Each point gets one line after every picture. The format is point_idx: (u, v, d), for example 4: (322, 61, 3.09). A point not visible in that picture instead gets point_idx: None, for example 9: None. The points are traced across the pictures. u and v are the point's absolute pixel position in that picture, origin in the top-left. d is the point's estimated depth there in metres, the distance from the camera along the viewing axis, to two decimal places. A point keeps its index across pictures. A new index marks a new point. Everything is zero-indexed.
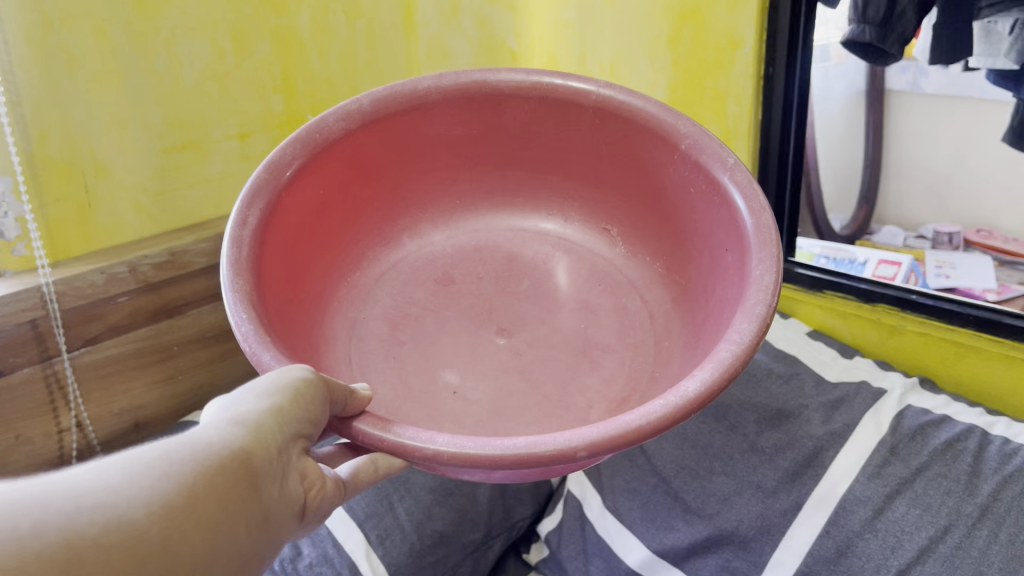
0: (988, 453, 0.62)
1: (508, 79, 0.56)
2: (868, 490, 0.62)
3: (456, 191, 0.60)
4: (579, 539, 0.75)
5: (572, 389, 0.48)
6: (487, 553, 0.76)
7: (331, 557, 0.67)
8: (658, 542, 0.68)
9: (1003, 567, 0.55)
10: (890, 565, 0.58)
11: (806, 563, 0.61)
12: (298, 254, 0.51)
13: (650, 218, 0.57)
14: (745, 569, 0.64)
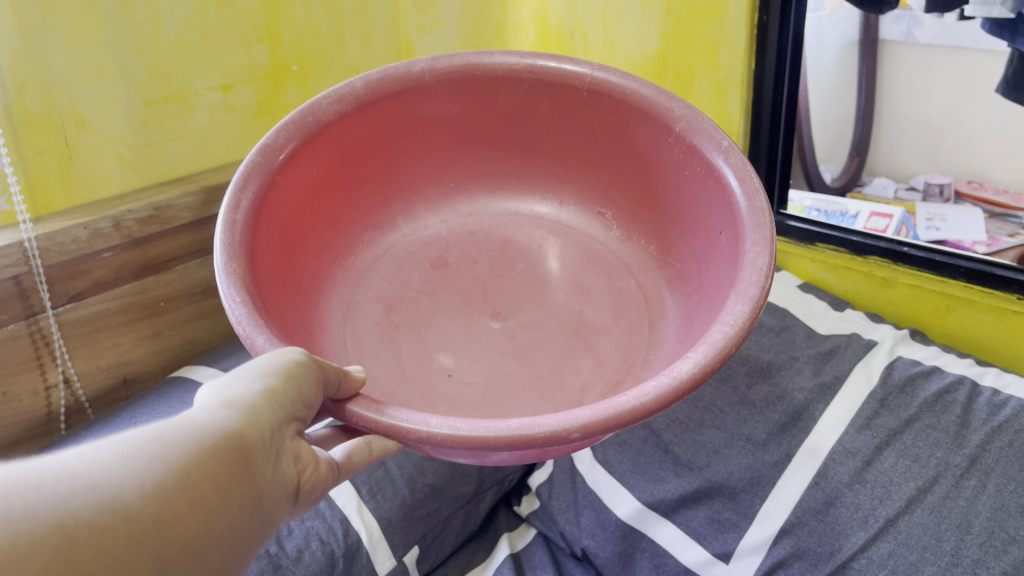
0: (978, 404, 0.65)
1: (501, 62, 0.57)
2: (858, 442, 0.64)
3: (451, 174, 0.60)
4: (569, 492, 0.77)
5: (567, 371, 0.48)
6: (478, 506, 0.78)
7: (323, 511, 0.67)
8: (648, 494, 0.70)
9: (992, 517, 0.57)
10: (878, 514, 0.60)
11: (796, 513, 0.63)
12: (292, 238, 0.51)
13: (643, 200, 0.57)
14: (734, 521, 0.65)
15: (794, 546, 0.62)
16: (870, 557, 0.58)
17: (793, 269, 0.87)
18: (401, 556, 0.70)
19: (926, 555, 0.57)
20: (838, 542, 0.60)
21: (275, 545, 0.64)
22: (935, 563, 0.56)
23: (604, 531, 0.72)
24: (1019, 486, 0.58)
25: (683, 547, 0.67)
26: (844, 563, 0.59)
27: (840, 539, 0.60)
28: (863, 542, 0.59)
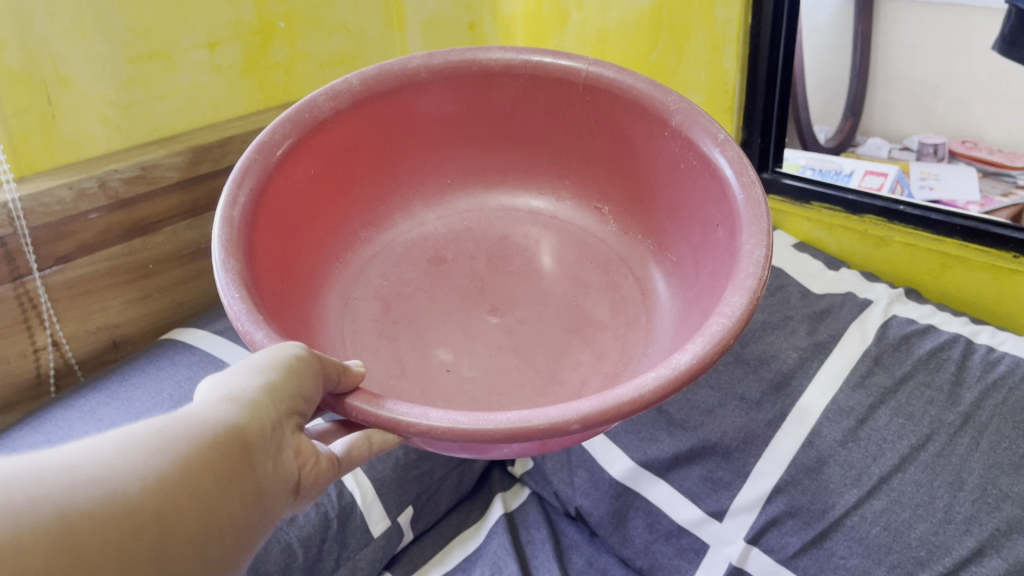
0: (972, 362, 0.65)
1: (497, 57, 0.57)
2: (852, 401, 0.65)
3: (448, 170, 0.60)
4: (562, 452, 0.79)
5: (564, 364, 0.48)
6: (472, 467, 0.82)
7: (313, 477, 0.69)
8: (642, 453, 0.72)
9: (984, 474, 0.58)
10: (871, 472, 0.61)
11: (790, 471, 0.64)
12: (290, 235, 0.51)
13: (640, 193, 0.57)
14: (728, 479, 0.67)
15: (787, 504, 0.63)
16: (863, 514, 0.60)
17: (787, 229, 0.87)
18: (394, 516, 0.72)
19: (919, 512, 0.58)
20: (832, 501, 0.61)
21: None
22: (927, 520, 0.58)
23: (598, 490, 0.74)
24: (1013, 443, 0.59)
25: (677, 506, 0.69)
26: (837, 521, 0.61)
27: (834, 497, 0.61)
28: (856, 500, 0.60)
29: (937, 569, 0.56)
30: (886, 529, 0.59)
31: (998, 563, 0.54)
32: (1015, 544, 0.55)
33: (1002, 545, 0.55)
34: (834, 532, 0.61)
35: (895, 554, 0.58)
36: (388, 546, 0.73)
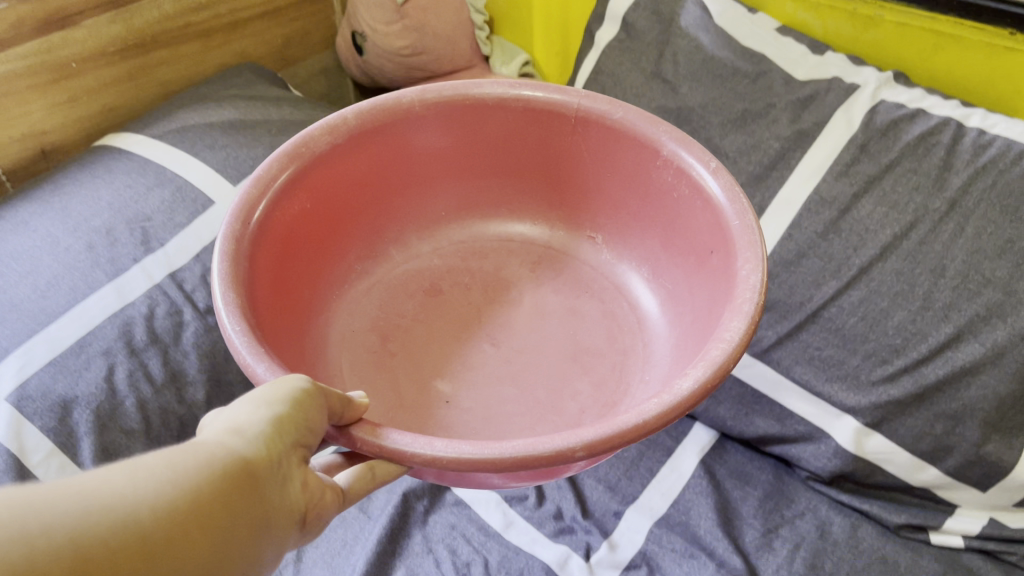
0: (963, 145, 0.54)
1: (489, 90, 0.55)
2: (834, 190, 0.57)
3: (441, 195, 0.59)
4: None
5: (565, 396, 0.48)
6: None
7: None
8: None
9: (956, 288, 0.52)
10: (851, 263, 0.55)
11: (768, 265, 0.59)
12: (286, 268, 0.50)
13: (634, 206, 0.56)
14: None
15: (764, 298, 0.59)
16: (842, 305, 0.56)
17: (770, 13, 0.69)
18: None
19: (898, 300, 0.54)
20: (809, 292, 0.57)
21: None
22: (906, 308, 0.53)
23: None
24: (1001, 227, 0.51)
25: None
26: (815, 313, 0.57)
27: (812, 291, 0.57)
28: (835, 292, 0.56)
29: (912, 355, 0.53)
30: (864, 319, 0.55)
31: (973, 399, 0.52)
32: (993, 329, 0.51)
33: (973, 383, 0.52)
34: (807, 442, 0.60)
35: (871, 343, 0.55)
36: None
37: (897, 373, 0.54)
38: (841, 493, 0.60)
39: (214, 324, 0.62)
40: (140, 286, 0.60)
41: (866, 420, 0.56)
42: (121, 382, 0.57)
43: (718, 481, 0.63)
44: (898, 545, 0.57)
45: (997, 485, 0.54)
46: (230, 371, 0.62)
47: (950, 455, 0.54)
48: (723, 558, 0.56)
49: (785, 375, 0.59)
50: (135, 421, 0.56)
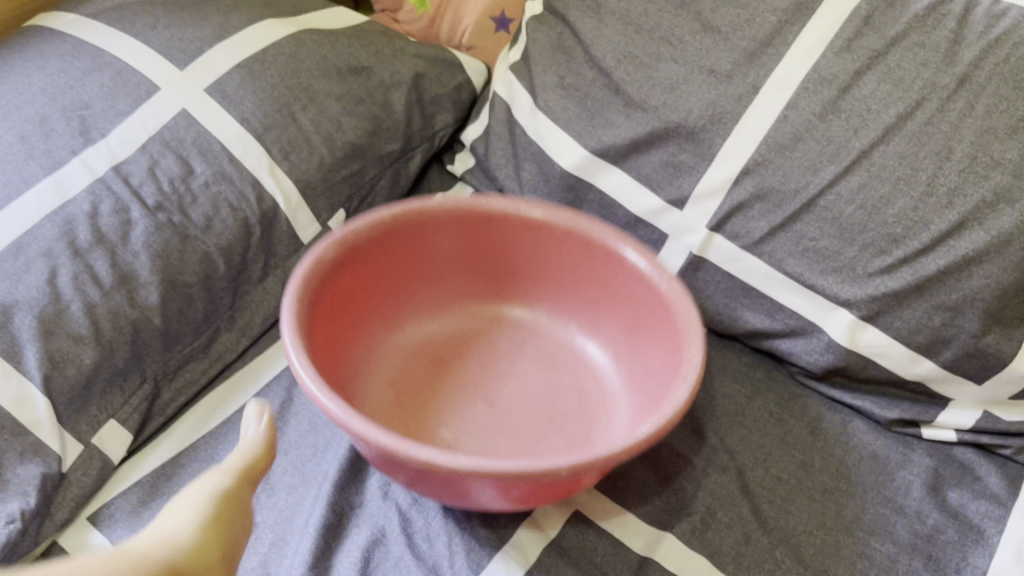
0: (975, 16, 0.50)
1: (498, 203, 0.57)
2: (835, 68, 0.52)
3: (444, 287, 0.62)
4: (507, 145, 0.68)
5: (544, 448, 0.52)
6: (408, 167, 0.70)
7: (229, 175, 0.59)
8: (595, 141, 0.61)
9: (962, 172, 0.48)
10: (851, 146, 0.51)
11: (761, 149, 0.54)
12: (323, 339, 0.52)
13: (609, 309, 0.59)
14: (691, 164, 0.57)
15: (756, 187, 0.55)
16: (840, 193, 0.52)
17: None
18: (325, 222, 0.65)
19: (899, 187, 0.50)
20: (804, 180, 0.53)
21: (178, 213, 0.57)
22: (908, 195, 0.50)
23: (548, 185, 0.65)
24: (1013, 103, 0.47)
25: (632, 197, 0.61)
26: (811, 202, 0.53)
27: (808, 177, 0.53)
28: (832, 178, 0.52)
29: (912, 245, 0.50)
30: (863, 207, 0.51)
31: (974, 289, 0.49)
32: (999, 216, 0.48)
33: (975, 273, 0.49)
34: (797, 338, 0.57)
35: (870, 233, 0.51)
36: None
37: (895, 264, 0.51)
38: (832, 390, 0.58)
39: (165, 222, 0.56)
40: (81, 179, 0.55)
41: (861, 313, 0.53)
42: (66, 285, 0.52)
43: (706, 378, 0.60)
44: (888, 442, 0.56)
45: (993, 380, 0.52)
46: (186, 271, 0.56)
47: (947, 347, 0.52)
48: (709, 458, 0.55)
49: (775, 269, 0.56)
50: (82, 325, 0.52)
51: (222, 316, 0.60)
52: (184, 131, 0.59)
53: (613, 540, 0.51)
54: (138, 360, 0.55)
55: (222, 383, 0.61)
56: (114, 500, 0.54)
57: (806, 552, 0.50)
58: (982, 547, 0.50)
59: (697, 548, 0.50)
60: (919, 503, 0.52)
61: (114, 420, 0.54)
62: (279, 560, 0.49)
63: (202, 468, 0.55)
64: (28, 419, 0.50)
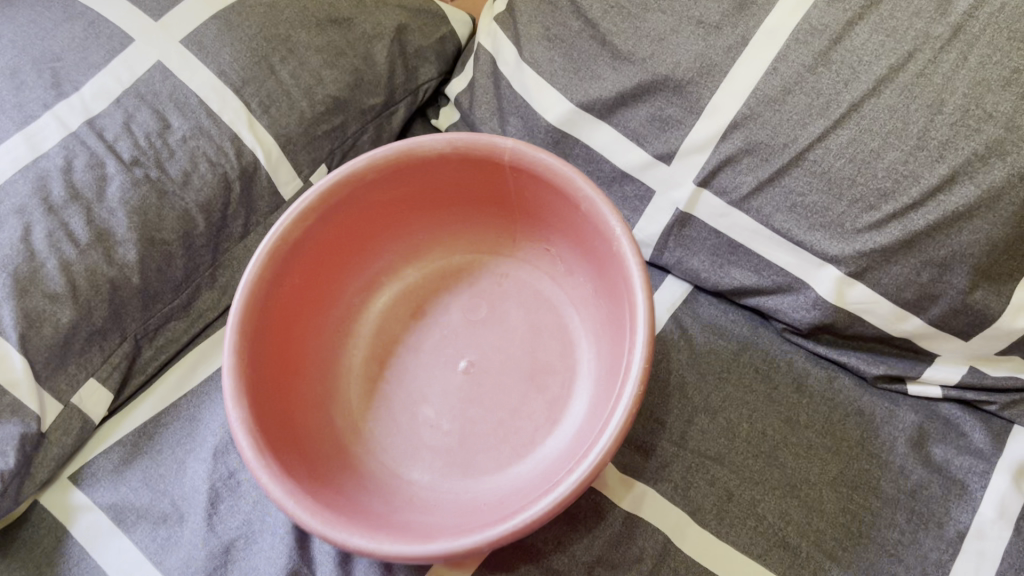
0: None
1: (429, 147, 0.54)
2: (827, 18, 0.50)
3: (421, 232, 0.61)
4: (493, 98, 0.67)
5: (517, 416, 0.53)
6: (392, 120, 0.68)
7: (208, 130, 0.57)
8: (582, 94, 0.60)
9: (954, 125, 0.47)
10: (841, 99, 0.50)
11: (750, 103, 0.53)
12: (278, 335, 0.53)
13: (574, 240, 0.56)
14: (679, 117, 0.56)
15: (744, 140, 0.54)
16: (829, 147, 0.51)
17: None
18: (308, 177, 0.63)
19: (890, 140, 0.49)
20: (794, 133, 0.52)
21: (155, 167, 0.55)
22: (898, 148, 0.49)
23: (534, 140, 0.63)
24: (1007, 55, 0.46)
25: (620, 151, 0.60)
26: (799, 156, 0.52)
27: (797, 130, 0.51)
28: (822, 132, 0.51)
29: (902, 200, 0.49)
30: (852, 161, 0.50)
31: (964, 245, 0.49)
32: (991, 170, 0.47)
33: (965, 228, 0.48)
34: (785, 294, 0.57)
35: (859, 187, 0.50)
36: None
37: (884, 220, 0.50)
38: (818, 345, 0.58)
39: (142, 177, 0.54)
40: (51, 137, 0.54)
41: (849, 270, 0.53)
42: (40, 242, 0.51)
43: (690, 335, 0.60)
44: (874, 398, 0.56)
45: (981, 335, 0.52)
46: (164, 229, 0.55)
47: (935, 304, 0.51)
48: (693, 415, 0.55)
49: (763, 224, 0.55)
50: (58, 283, 0.51)
51: (203, 273, 0.59)
52: (159, 84, 0.57)
53: (597, 497, 0.51)
54: (117, 319, 0.54)
55: (207, 339, 0.60)
56: (97, 459, 0.54)
57: (790, 507, 0.51)
58: (965, 501, 0.50)
59: (680, 505, 0.51)
60: (904, 459, 0.52)
61: (94, 379, 0.54)
62: (263, 517, 0.50)
63: (186, 426, 0.55)
64: (6, 376, 0.49)
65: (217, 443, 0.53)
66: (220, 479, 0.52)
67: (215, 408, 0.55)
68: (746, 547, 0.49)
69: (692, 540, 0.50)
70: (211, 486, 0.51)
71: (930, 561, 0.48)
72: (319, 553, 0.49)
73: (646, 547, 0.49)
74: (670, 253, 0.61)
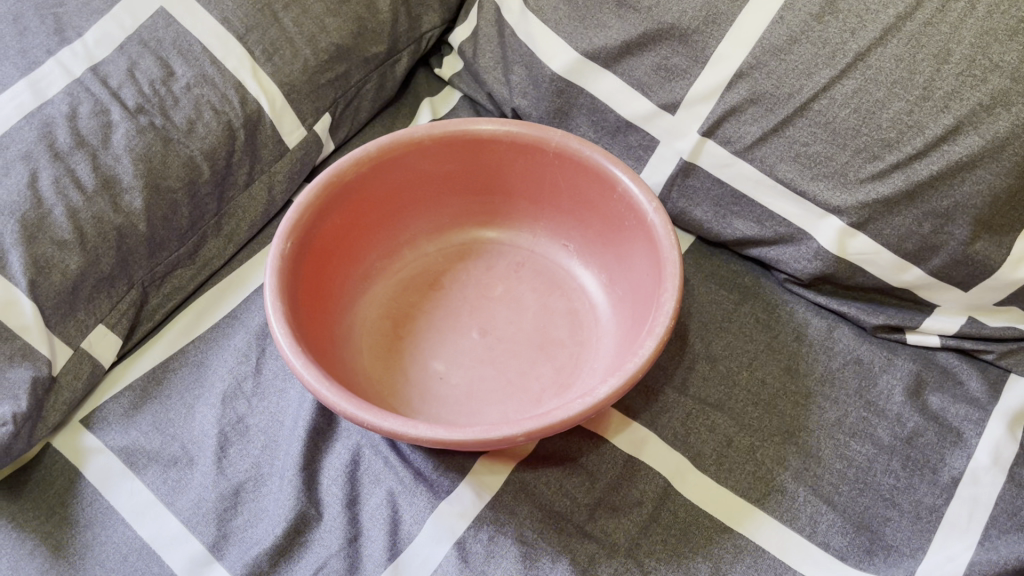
0: None
1: (484, 127, 0.56)
2: None
3: (446, 212, 0.61)
4: (496, 47, 0.66)
5: (528, 378, 0.54)
6: (395, 69, 0.68)
7: (212, 78, 0.57)
8: (585, 43, 0.59)
9: (960, 75, 0.47)
10: (848, 49, 0.50)
11: (755, 53, 0.53)
12: (310, 274, 0.53)
13: (600, 234, 0.58)
14: (684, 67, 0.56)
15: (750, 91, 0.53)
16: (834, 97, 0.51)
17: None
18: (311, 126, 0.62)
19: (895, 90, 0.49)
20: (799, 84, 0.51)
21: (160, 115, 0.55)
22: (903, 98, 0.49)
23: (537, 89, 0.63)
24: (1015, 4, 0.46)
25: (625, 101, 0.60)
26: (804, 106, 0.52)
27: (802, 80, 0.51)
28: (828, 82, 0.50)
29: (905, 150, 0.49)
30: (857, 111, 0.50)
31: (966, 195, 0.49)
32: (995, 121, 0.47)
33: (968, 178, 0.48)
34: (787, 244, 0.57)
35: (863, 137, 0.51)
36: (306, 158, 0.63)
37: (888, 170, 0.51)
38: (818, 296, 0.58)
39: (146, 125, 0.55)
40: (58, 82, 0.54)
41: (851, 221, 0.53)
42: (46, 188, 0.51)
43: (692, 286, 0.60)
44: (874, 346, 0.56)
45: (980, 286, 0.52)
46: (169, 176, 0.55)
47: (936, 255, 0.52)
48: (693, 364, 0.56)
49: (766, 175, 0.55)
50: (66, 230, 0.51)
51: (208, 222, 0.59)
52: (162, 31, 0.57)
53: (597, 442, 0.52)
54: (124, 266, 0.55)
55: (213, 287, 0.60)
56: (107, 403, 0.54)
57: (788, 454, 0.52)
58: (959, 448, 0.51)
59: (679, 450, 0.52)
60: (900, 407, 0.53)
61: (103, 325, 0.54)
62: (272, 461, 0.51)
63: (194, 371, 0.56)
64: (16, 323, 0.50)
65: (225, 389, 0.54)
66: (229, 424, 0.53)
67: (223, 355, 0.56)
68: (744, 491, 0.50)
69: (691, 484, 0.51)
70: (220, 431, 0.52)
71: (924, 506, 0.49)
72: (327, 495, 0.50)
73: (647, 490, 0.50)
74: (673, 203, 0.61)
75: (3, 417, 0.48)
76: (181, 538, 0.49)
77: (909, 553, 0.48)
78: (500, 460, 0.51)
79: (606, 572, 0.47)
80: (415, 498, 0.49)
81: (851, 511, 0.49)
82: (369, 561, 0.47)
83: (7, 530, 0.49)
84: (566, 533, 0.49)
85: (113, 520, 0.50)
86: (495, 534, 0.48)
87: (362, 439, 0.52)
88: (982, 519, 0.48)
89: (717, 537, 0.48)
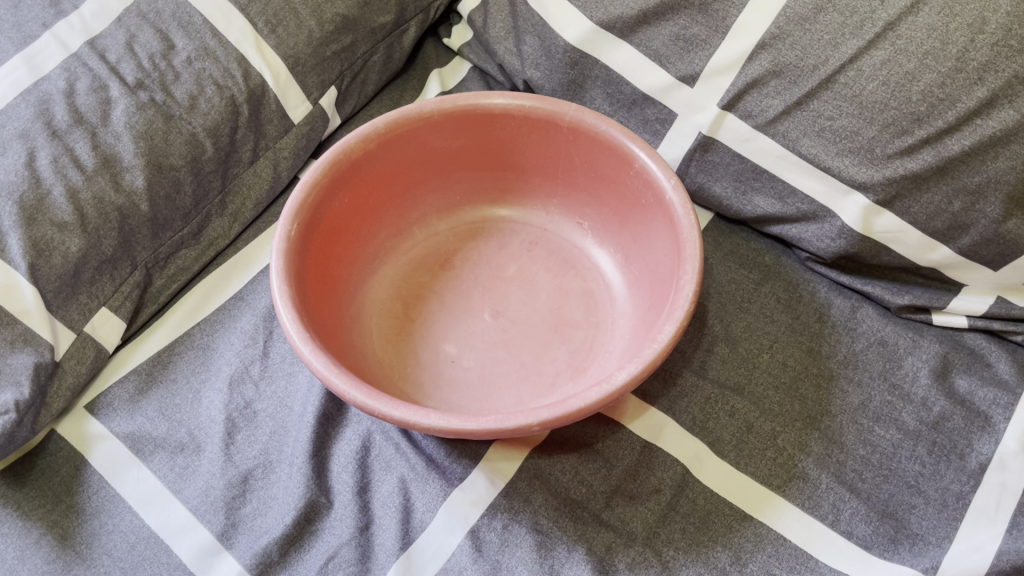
0: None
1: (496, 101, 0.54)
2: None
3: (457, 189, 0.60)
4: (507, 17, 0.64)
5: (543, 361, 0.52)
6: (403, 41, 0.66)
7: (214, 51, 0.55)
8: (600, 12, 0.57)
9: (995, 46, 0.45)
10: (877, 18, 0.47)
11: (779, 22, 0.50)
12: (318, 255, 0.52)
13: (617, 212, 0.57)
14: (703, 38, 0.54)
15: (773, 62, 0.51)
16: (861, 69, 0.48)
17: None
18: (317, 100, 0.60)
19: (927, 62, 0.46)
20: (824, 55, 0.49)
21: (160, 91, 0.53)
22: (936, 71, 0.46)
23: (550, 60, 0.61)
24: None
25: (641, 73, 0.57)
26: (830, 78, 0.49)
27: (828, 51, 0.49)
28: (855, 53, 0.48)
29: (935, 125, 0.47)
30: (886, 84, 0.48)
31: (999, 171, 0.47)
32: None
33: (1002, 154, 0.46)
34: (809, 222, 0.55)
35: (892, 111, 0.48)
36: (312, 133, 0.62)
37: (917, 145, 0.48)
38: (841, 275, 0.56)
39: (147, 101, 0.53)
40: (55, 58, 0.53)
41: (878, 198, 0.51)
42: (45, 168, 0.50)
43: (711, 264, 0.58)
44: (899, 327, 0.54)
45: (1011, 265, 0.50)
46: (172, 153, 0.53)
47: (966, 233, 0.50)
48: (712, 346, 0.54)
49: (789, 150, 0.53)
50: (66, 211, 0.50)
51: (212, 201, 0.57)
52: (162, 3, 0.55)
53: (614, 427, 0.51)
54: (127, 248, 0.53)
55: (219, 267, 0.59)
56: (112, 388, 0.53)
57: (810, 439, 0.50)
58: (988, 433, 0.49)
59: (698, 435, 0.50)
60: (926, 391, 0.51)
61: (106, 308, 0.53)
62: (281, 448, 0.50)
63: (200, 355, 0.55)
64: (16, 308, 0.48)
65: (232, 372, 0.53)
66: (237, 410, 0.52)
67: (229, 338, 0.55)
68: (766, 478, 0.49)
69: (711, 471, 0.49)
70: (227, 417, 0.51)
71: (950, 493, 0.48)
72: (337, 483, 0.49)
73: (665, 477, 0.49)
74: (692, 179, 0.59)
75: (6, 405, 0.47)
76: (189, 527, 0.48)
77: (935, 542, 0.46)
78: (513, 446, 0.50)
79: (623, 561, 0.46)
80: (427, 486, 0.48)
81: (875, 499, 0.48)
82: (380, 550, 0.46)
83: (13, 519, 0.48)
84: (583, 522, 0.47)
85: (119, 509, 0.49)
86: (510, 522, 0.47)
87: (372, 425, 0.51)
88: (1011, 506, 0.46)
89: (737, 525, 0.47)
